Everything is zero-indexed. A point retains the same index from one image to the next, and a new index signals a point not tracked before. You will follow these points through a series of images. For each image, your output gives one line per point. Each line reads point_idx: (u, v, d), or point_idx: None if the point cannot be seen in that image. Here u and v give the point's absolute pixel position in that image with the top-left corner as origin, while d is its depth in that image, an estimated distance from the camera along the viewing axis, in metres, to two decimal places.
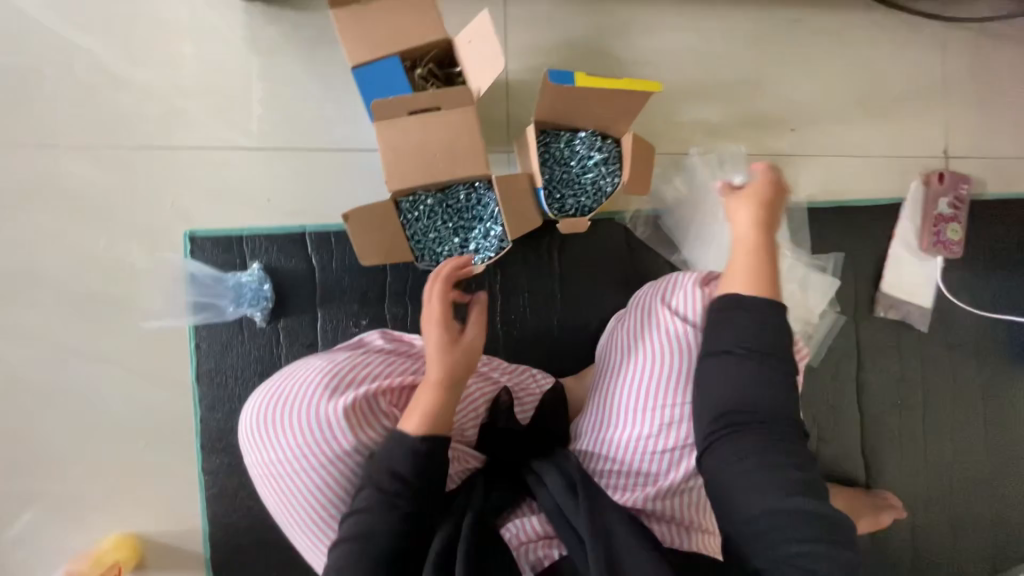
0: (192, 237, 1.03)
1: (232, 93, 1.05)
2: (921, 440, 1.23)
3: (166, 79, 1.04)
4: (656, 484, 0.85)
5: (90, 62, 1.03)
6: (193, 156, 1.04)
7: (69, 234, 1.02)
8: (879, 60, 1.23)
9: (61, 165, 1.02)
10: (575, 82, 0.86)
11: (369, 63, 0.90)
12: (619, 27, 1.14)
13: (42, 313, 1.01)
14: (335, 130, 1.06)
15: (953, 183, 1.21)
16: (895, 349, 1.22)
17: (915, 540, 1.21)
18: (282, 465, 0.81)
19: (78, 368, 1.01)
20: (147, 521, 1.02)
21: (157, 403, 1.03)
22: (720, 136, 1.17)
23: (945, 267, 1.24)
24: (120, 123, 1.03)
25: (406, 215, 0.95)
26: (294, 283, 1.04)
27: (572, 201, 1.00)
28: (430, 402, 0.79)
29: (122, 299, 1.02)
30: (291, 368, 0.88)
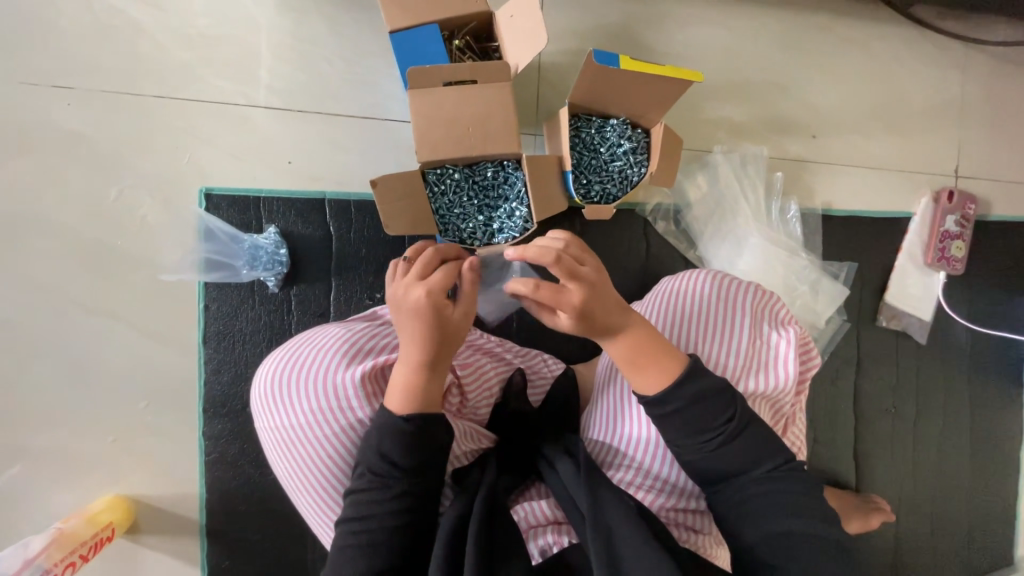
0: (208, 194, 1.00)
1: (260, 48, 1.02)
2: (911, 448, 1.27)
3: (191, 27, 1.00)
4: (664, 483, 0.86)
5: (113, 2, 0.99)
6: (214, 111, 1.01)
7: (78, 180, 0.98)
8: (901, 75, 1.25)
9: (74, 107, 0.98)
10: (620, 64, 0.84)
11: (409, 29, 0.89)
12: (654, 18, 1.14)
13: (44, 260, 0.97)
14: (362, 97, 1.04)
15: (960, 202, 1.25)
16: (894, 359, 1.26)
17: (897, 545, 1.25)
18: (294, 431, 0.79)
19: (78, 320, 0.98)
20: (142, 482, 0.99)
21: (160, 362, 1.00)
22: (743, 137, 1.18)
23: (946, 282, 1.27)
24: (139, 70, 0.99)
25: (432, 188, 0.94)
26: (310, 249, 1.02)
27: (598, 187, 0.99)
28: (406, 381, 0.76)
29: (130, 252, 0.99)
30: (306, 335, 0.86)
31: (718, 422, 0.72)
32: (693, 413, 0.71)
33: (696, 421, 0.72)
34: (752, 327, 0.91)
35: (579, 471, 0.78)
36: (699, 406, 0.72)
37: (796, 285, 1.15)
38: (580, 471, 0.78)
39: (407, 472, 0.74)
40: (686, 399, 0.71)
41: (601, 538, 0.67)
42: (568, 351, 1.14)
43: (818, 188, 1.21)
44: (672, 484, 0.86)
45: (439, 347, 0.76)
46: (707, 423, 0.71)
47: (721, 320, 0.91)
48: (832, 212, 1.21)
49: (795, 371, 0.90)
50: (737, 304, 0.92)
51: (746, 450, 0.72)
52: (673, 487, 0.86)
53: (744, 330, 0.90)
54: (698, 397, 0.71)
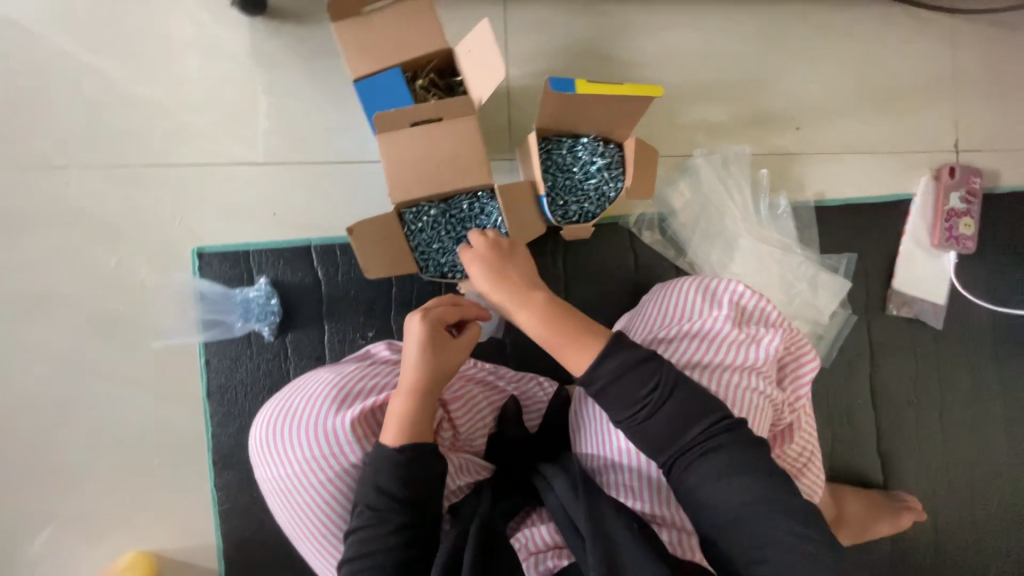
0: (200, 253, 1.04)
1: (237, 108, 1.06)
2: (940, 439, 1.20)
3: (170, 96, 1.05)
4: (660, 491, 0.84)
5: (99, 83, 1.04)
6: (199, 173, 1.05)
7: (80, 253, 1.03)
8: (885, 54, 1.21)
9: (71, 185, 1.03)
10: (575, 89, 0.84)
11: (370, 76, 0.91)
12: (619, 29, 1.13)
13: (55, 331, 1.02)
14: (338, 142, 1.07)
15: (964, 177, 1.19)
16: (910, 347, 1.20)
17: (936, 542, 1.19)
18: (292, 480, 0.81)
19: (90, 385, 1.02)
20: (162, 536, 1.03)
21: (169, 418, 1.03)
22: (724, 136, 1.16)
23: (958, 262, 1.21)
24: (128, 143, 1.04)
25: (409, 226, 0.95)
26: (300, 296, 1.05)
27: (576, 207, 0.99)
28: (402, 408, 0.78)
29: (133, 316, 1.03)
30: (299, 382, 0.88)
31: (690, 433, 0.70)
32: (664, 427, 0.71)
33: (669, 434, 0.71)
34: (741, 332, 0.88)
35: (578, 494, 0.77)
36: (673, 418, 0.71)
37: (793, 282, 1.12)
38: (581, 495, 0.76)
39: (400, 511, 0.75)
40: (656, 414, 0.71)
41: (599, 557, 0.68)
42: (565, 370, 1.14)
43: (808, 180, 1.18)
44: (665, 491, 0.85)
45: (435, 377, 0.80)
46: (677, 437, 0.70)
47: (708, 329, 0.89)
48: (826, 203, 1.18)
49: (770, 351, 0.88)
50: (714, 307, 0.91)
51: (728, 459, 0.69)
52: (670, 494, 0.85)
53: (733, 336, 0.87)
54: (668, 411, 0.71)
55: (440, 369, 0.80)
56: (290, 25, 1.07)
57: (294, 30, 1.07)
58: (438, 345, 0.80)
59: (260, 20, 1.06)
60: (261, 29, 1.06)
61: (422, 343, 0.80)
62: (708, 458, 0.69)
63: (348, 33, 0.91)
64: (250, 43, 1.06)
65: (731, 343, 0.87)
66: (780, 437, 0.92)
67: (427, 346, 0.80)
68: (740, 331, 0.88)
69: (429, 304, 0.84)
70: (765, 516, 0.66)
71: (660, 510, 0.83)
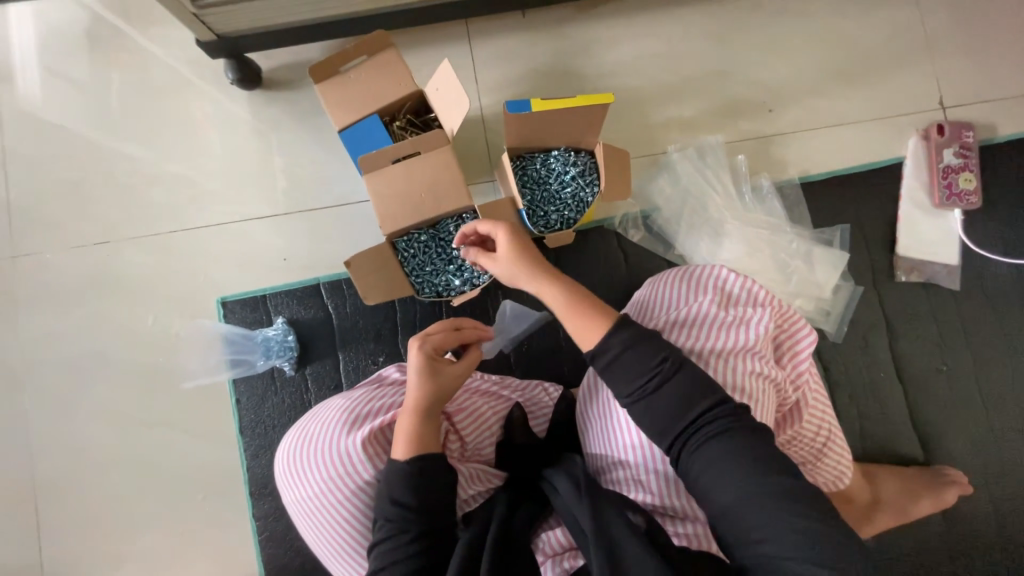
0: (224, 302, 1.15)
1: (245, 170, 1.19)
2: (979, 405, 1.14)
3: (189, 168, 1.20)
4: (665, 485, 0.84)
5: (130, 167, 1.20)
6: (218, 232, 1.18)
7: (124, 315, 1.16)
8: (849, 27, 1.22)
9: (113, 257, 1.18)
10: (531, 108, 0.90)
11: (352, 125, 1.01)
12: (580, 47, 1.21)
13: (107, 388, 1.15)
14: (335, 188, 1.17)
15: (955, 133, 1.17)
16: (928, 312, 1.15)
17: (995, 517, 1.10)
18: (314, 501, 0.86)
19: (139, 433, 1.13)
20: (210, 569, 1.10)
21: (209, 457, 1.13)
22: (697, 129, 1.19)
23: (965, 219, 1.17)
24: (157, 214, 1.19)
25: (403, 254, 1.03)
26: (314, 331, 1.13)
27: (556, 216, 1.04)
28: (409, 425, 0.83)
29: (171, 366, 1.15)
30: (315, 409, 0.95)
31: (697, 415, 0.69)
32: (668, 412, 0.70)
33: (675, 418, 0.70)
34: (731, 315, 0.89)
35: (580, 493, 0.78)
36: (677, 401, 0.70)
37: (787, 261, 1.12)
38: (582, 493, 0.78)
39: (413, 526, 0.78)
40: (658, 399, 0.70)
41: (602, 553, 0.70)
42: (571, 375, 1.16)
43: (789, 159, 1.19)
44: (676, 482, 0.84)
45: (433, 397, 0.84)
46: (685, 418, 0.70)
47: (700, 315, 0.89)
48: (811, 178, 1.18)
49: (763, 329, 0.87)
50: (703, 292, 0.92)
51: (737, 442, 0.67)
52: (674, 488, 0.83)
53: (725, 321, 0.88)
54: (675, 394, 0.70)
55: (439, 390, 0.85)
56: (284, 91, 1.20)
57: (288, 95, 1.20)
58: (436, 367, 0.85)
59: (258, 92, 1.20)
60: (260, 99, 1.20)
61: (422, 367, 0.85)
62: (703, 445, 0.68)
63: (330, 91, 1.02)
64: (251, 113, 1.20)
65: (723, 326, 0.87)
66: (789, 417, 0.90)
67: (427, 369, 0.85)
68: (730, 314, 0.89)
69: (429, 329, 0.89)
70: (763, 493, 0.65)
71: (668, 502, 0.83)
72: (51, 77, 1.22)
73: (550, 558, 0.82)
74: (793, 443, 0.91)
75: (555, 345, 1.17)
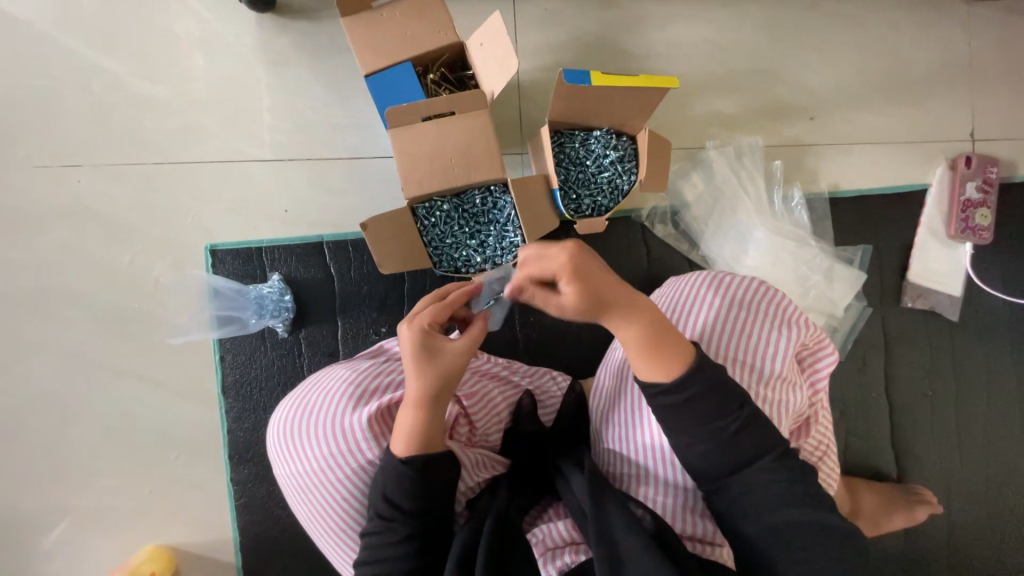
0: (213, 250, 1.04)
1: (246, 104, 1.06)
2: (956, 432, 1.20)
3: (181, 93, 1.05)
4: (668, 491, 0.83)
5: (109, 81, 1.04)
6: (210, 170, 1.05)
7: (94, 251, 1.03)
8: (899, 43, 1.20)
9: (84, 183, 1.04)
10: (591, 82, 0.84)
11: (381, 70, 0.91)
12: (630, 21, 1.12)
13: (70, 330, 1.03)
14: (350, 138, 1.07)
15: (980, 167, 1.18)
16: (925, 339, 1.19)
17: (952, 535, 1.18)
18: (309, 476, 0.81)
19: (106, 382, 1.03)
20: (179, 532, 1.04)
21: (185, 415, 1.04)
22: (736, 128, 1.15)
23: (974, 253, 1.20)
24: (139, 140, 1.05)
25: (422, 222, 0.95)
26: (313, 292, 1.05)
27: (589, 201, 0.99)
28: (412, 421, 0.75)
29: (147, 314, 1.04)
30: (315, 379, 0.88)
31: (732, 409, 0.69)
32: (703, 398, 0.68)
33: (708, 409, 0.68)
34: (762, 329, 0.86)
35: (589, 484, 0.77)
36: (710, 414, 0.68)
37: (808, 275, 1.11)
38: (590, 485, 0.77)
39: (414, 513, 0.75)
40: (695, 388, 0.68)
41: (602, 549, 0.68)
42: (577, 365, 1.13)
43: (821, 171, 1.17)
44: (686, 487, 0.83)
45: (435, 386, 0.75)
46: (723, 409, 0.68)
47: (731, 327, 0.86)
48: (840, 194, 1.17)
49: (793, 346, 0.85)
50: (739, 300, 0.88)
51: (752, 444, 0.69)
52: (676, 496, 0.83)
53: (755, 335, 0.85)
54: (715, 385, 0.69)
55: (444, 373, 0.74)
56: (299, 20, 1.06)
57: (304, 25, 1.06)
58: (431, 349, 0.75)
59: (269, 16, 1.06)
60: (270, 24, 1.06)
61: (417, 352, 0.75)
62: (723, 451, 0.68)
63: (358, 28, 0.90)
64: (258, 38, 1.06)
65: (753, 340, 0.85)
66: (799, 430, 0.91)
67: (424, 353, 0.75)
68: (762, 329, 0.86)
69: (414, 310, 0.79)
70: None
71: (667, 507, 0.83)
72: None
73: (549, 551, 0.75)
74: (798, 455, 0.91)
75: (566, 333, 1.13)
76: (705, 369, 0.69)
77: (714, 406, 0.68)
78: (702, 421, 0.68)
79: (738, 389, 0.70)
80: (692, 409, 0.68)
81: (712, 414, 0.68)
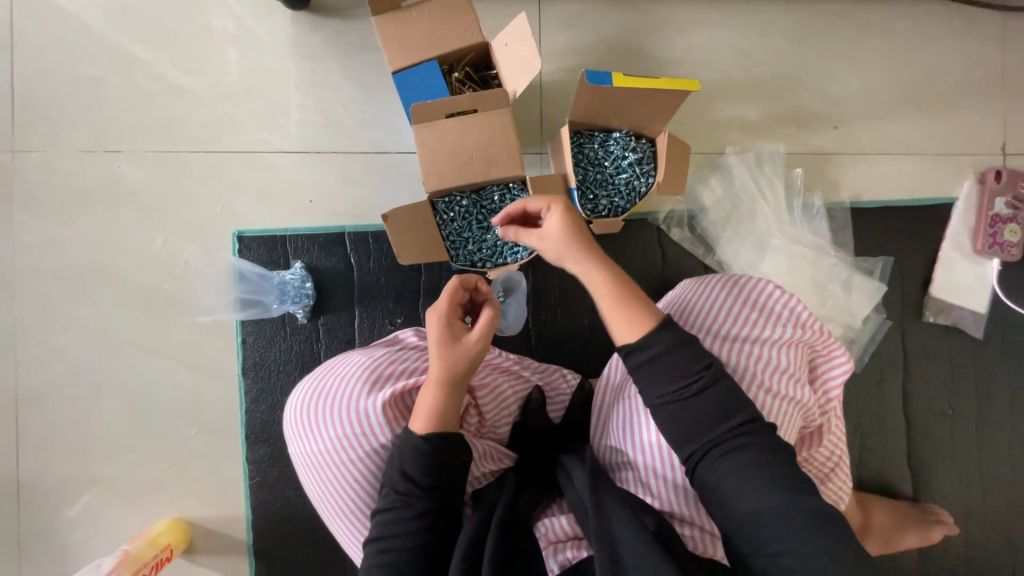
0: (240, 236, 1.08)
1: (279, 98, 1.10)
2: (976, 453, 1.16)
3: (218, 86, 1.10)
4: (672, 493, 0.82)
5: (151, 73, 1.10)
6: (241, 160, 1.10)
7: (130, 233, 1.09)
8: (929, 53, 1.18)
9: (124, 168, 1.09)
10: (612, 82, 0.86)
11: (408, 68, 0.94)
12: (654, 25, 1.13)
13: (104, 307, 1.08)
14: (375, 134, 1.10)
15: (1011, 181, 1.15)
16: (947, 356, 1.16)
17: (968, 558, 1.15)
18: (322, 456, 0.83)
19: (134, 359, 1.08)
20: (195, 506, 1.07)
21: (206, 394, 1.08)
22: (758, 135, 1.15)
23: (1001, 269, 1.17)
24: (176, 130, 1.10)
25: (441, 216, 0.98)
26: (333, 281, 1.08)
27: (606, 202, 1.00)
28: (434, 400, 0.78)
29: (177, 295, 1.09)
30: (332, 363, 0.90)
31: (693, 369, 0.69)
32: (667, 360, 0.69)
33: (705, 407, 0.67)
34: (775, 334, 0.85)
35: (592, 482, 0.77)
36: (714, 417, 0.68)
37: (825, 284, 1.10)
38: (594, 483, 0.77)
39: (420, 499, 0.75)
40: (664, 345, 0.70)
41: (604, 546, 0.68)
42: (587, 364, 1.14)
43: (844, 181, 1.16)
44: (682, 484, 0.82)
45: (457, 370, 0.79)
46: (680, 370, 0.69)
47: (743, 331, 0.85)
48: (862, 205, 1.15)
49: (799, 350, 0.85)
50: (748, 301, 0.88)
51: (717, 402, 0.69)
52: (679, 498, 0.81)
53: (764, 337, 0.85)
54: (677, 345, 0.70)
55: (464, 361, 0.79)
56: (333, 18, 1.10)
57: (336, 24, 1.10)
58: (455, 337, 0.80)
59: (304, 14, 1.10)
60: (305, 22, 1.10)
61: (441, 334, 0.80)
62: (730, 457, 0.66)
63: (388, 26, 0.93)
64: (293, 35, 1.10)
65: (766, 344, 0.84)
66: (809, 439, 0.90)
67: (445, 338, 0.80)
68: (774, 333, 0.85)
69: (436, 301, 0.82)
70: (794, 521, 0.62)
71: (676, 511, 0.81)
72: None
73: (551, 545, 0.76)
74: (806, 463, 0.90)
75: (577, 331, 1.14)
76: (667, 329, 0.71)
77: (662, 376, 0.69)
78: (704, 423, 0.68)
79: (700, 350, 0.71)
80: (656, 371, 0.70)
81: (675, 376, 0.69)
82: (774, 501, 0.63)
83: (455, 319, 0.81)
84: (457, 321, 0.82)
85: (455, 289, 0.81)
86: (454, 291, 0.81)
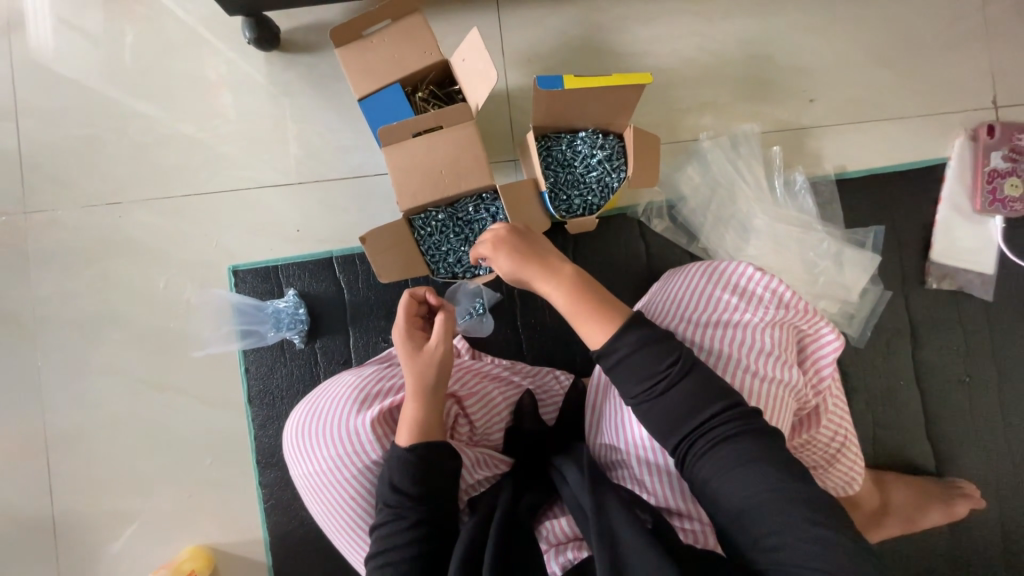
0: (235, 271, 1.14)
1: (261, 136, 1.15)
2: (1000, 421, 1.11)
3: (204, 131, 1.16)
4: (668, 488, 0.81)
5: (143, 125, 1.17)
6: (230, 197, 1.15)
7: (135, 278, 1.15)
8: (904, 13, 1.15)
9: (125, 218, 1.16)
10: (564, 85, 0.86)
11: (372, 93, 0.97)
12: (614, 21, 1.14)
13: (117, 350, 1.15)
14: (353, 159, 1.14)
15: (1005, 134, 1.10)
16: (957, 321, 1.11)
17: (1003, 531, 1.09)
18: (321, 476, 0.85)
19: (147, 395, 1.14)
20: (216, 533, 1.12)
21: (217, 424, 1.13)
22: (731, 117, 1.14)
23: (1007, 226, 1.12)
24: (169, 176, 1.16)
25: (419, 231, 1.01)
26: (326, 305, 1.12)
27: (579, 201, 1.01)
28: (413, 412, 0.80)
29: (182, 332, 1.15)
30: (325, 385, 0.93)
31: (662, 366, 0.68)
32: (636, 359, 0.69)
33: (683, 393, 0.68)
34: (757, 315, 0.84)
35: (586, 480, 0.77)
36: (693, 403, 0.67)
37: (815, 260, 1.08)
38: (587, 481, 0.77)
39: (411, 510, 0.76)
40: (631, 345, 0.69)
41: (603, 545, 0.67)
42: (581, 364, 1.14)
43: (826, 154, 1.13)
44: (678, 477, 0.81)
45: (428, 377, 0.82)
46: (646, 373, 0.68)
47: (724, 316, 0.84)
48: (848, 175, 1.12)
49: (784, 332, 0.83)
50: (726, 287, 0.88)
51: (693, 395, 0.68)
52: (675, 491, 0.81)
53: (745, 321, 0.83)
54: (654, 342, 0.69)
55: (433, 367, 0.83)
56: (304, 54, 1.15)
57: (307, 58, 1.15)
58: (419, 348, 0.85)
59: (275, 53, 1.15)
60: (277, 60, 1.15)
61: (404, 348, 0.84)
62: (716, 448, 0.65)
63: (351, 56, 0.97)
64: (268, 74, 1.16)
65: (747, 327, 0.83)
66: (806, 421, 0.87)
67: (410, 351, 0.85)
68: (756, 316, 0.84)
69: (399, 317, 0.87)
70: (774, 506, 0.61)
71: (673, 505, 0.81)
72: (64, 24, 1.18)
73: (554, 546, 0.78)
74: (807, 446, 0.88)
75: (568, 332, 1.15)
76: (629, 332, 0.70)
77: (639, 369, 0.69)
78: (682, 410, 0.67)
79: (667, 345, 0.69)
80: (625, 375, 0.69)
81: (644, 375, 0.69)
82: (756, 486, 0.62)
83: (418, 332, 0.87)
84: (416, 332, 0.87)
85: (408, 303, 0.87)
86: (407, 304, 0.87)
